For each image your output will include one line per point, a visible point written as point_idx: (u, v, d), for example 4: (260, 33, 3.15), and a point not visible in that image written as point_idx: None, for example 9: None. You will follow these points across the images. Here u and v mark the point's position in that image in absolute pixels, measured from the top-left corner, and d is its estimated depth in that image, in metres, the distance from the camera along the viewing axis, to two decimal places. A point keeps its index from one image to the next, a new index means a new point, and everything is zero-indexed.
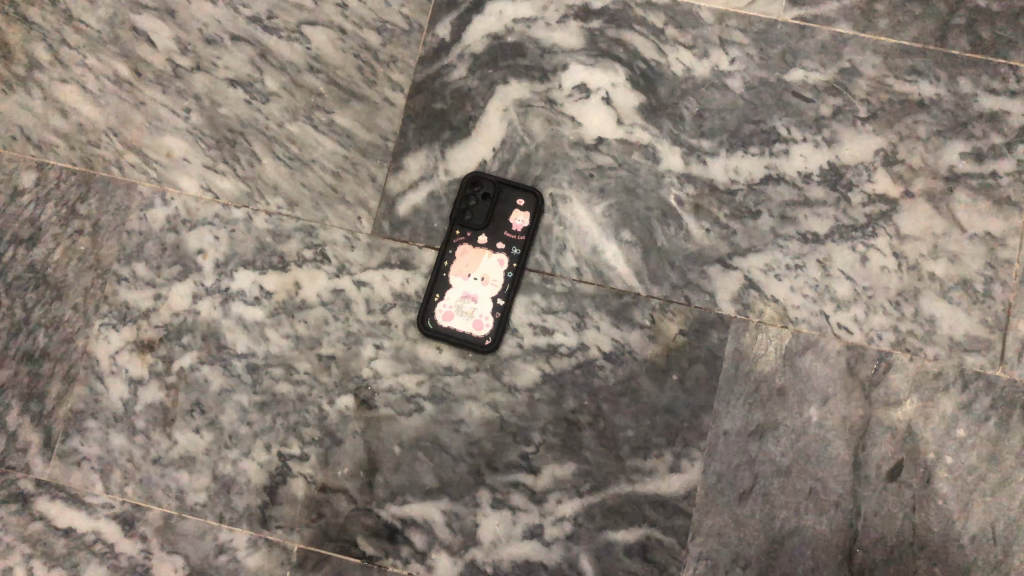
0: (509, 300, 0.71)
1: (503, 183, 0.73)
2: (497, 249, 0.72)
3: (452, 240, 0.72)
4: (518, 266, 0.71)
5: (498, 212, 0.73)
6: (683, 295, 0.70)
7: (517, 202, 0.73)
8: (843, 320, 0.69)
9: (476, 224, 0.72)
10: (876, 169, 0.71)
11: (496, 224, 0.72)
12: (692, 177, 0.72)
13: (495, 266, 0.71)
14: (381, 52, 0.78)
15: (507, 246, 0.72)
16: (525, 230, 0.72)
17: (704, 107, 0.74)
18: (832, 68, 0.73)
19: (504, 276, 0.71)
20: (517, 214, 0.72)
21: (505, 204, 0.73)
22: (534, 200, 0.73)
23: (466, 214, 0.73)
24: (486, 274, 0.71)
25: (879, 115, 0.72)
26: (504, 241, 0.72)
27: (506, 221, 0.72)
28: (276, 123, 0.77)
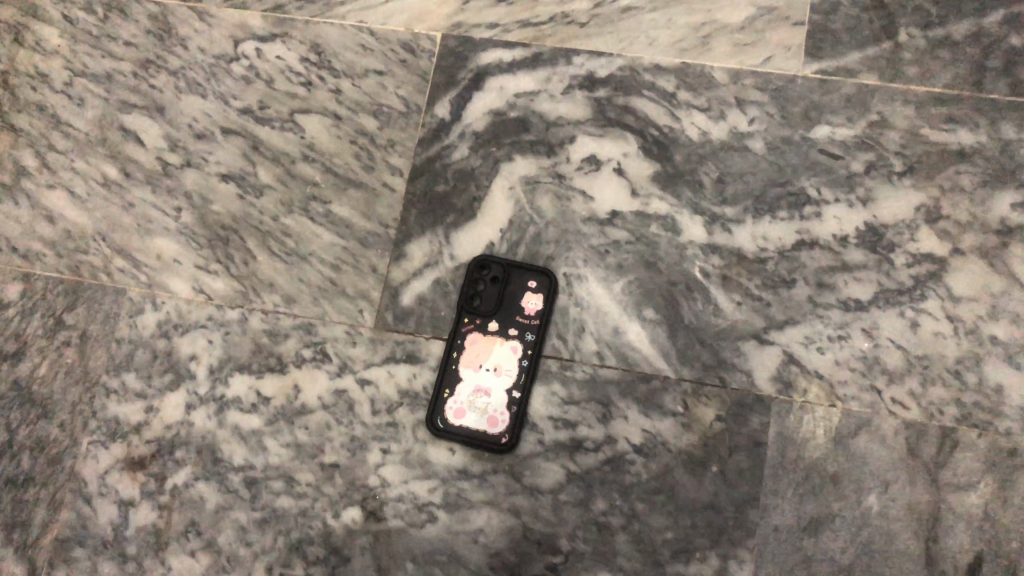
0: (526, 391, 0.64)
1: (512, 264, 0.68)
2: (510, 335, 0.66)
3: (461, 329, 0.67)
4: (534, 353, 0.65)
5: (509, 295, 0.67)
6: (716, 376, 0.63)
7: (528, 284, 0.67)
8: (897, 395, 0.61)
9: (485, 310, 0.67)
10: (918, 226, 0.65)
11: (508, 309, 0.67)
12: (717, 247, 0.67)
13: (509, 355, 0.66)
14: (378, 136, 0.74)
15: (520, 332, 0.66)
16: (539, 313, 0.66)
17: (724, 172, 0.69)
18: (861, 123, 0.69)
19: (518, 365, 0.65)
20: (529, 296, 0.67)
21: (515, 286, 0.67)
22: (547, 280, 0.67)
23: (474, 300, 0.67)
24: (498, 364, 0.65)
25: (917, 169, 0.67)
26: (517, 327, 0.66)
27: (518, 304, 0.67)
28: (270, 217, 0.73)
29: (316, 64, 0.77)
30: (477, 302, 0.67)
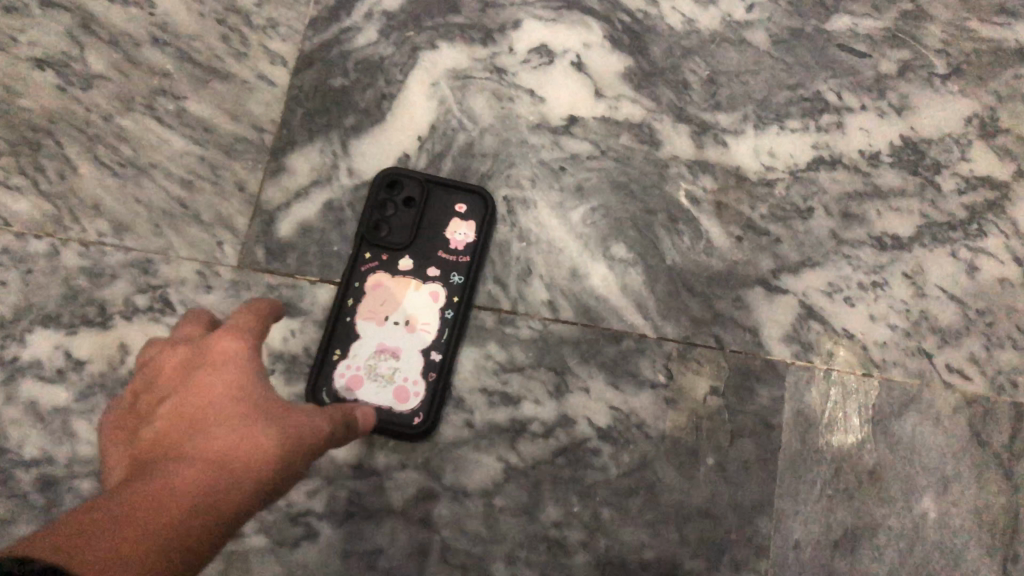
0: (451, 354, 0.46)
1: (433, 180, 0.48)
2: (429, 277, 0.47)
3: (359, 268, 0.47)
4: (463, 301, 0.46)
5: (427, 223, 0.48)
6: (712, 335, 0.46)
7: (456, 208, 0.48)
8: (954, 361, 0.46)
9: (395, 242, 0.47)
10: (971, 142, 0.50)
11: (426, 242, 0.48)
12: (708, 165, 0.50)
13: (426, 305, 0.47)
14: (255, 15, 0.54)
15: (444, 273, 0.47)
16: (469, 248, 0.47)
17: (716, 71, 0.52)
18: (892, 13, 0.52)
19: (440, 318, 0.46)
20: (456, 225, 0.48)
21: (437, 210, 0.48)
22: (481, 204, 0.48)
23: (380, 228, 0.47)
24: (412, 316, 0.46)
25: (965, 71, 0.51)
26: (439, 266, 0.47)
27: (441, 235, 0.48)
28: (100, 116, 0.52)
29: None
30: (382, 231, 0.48)
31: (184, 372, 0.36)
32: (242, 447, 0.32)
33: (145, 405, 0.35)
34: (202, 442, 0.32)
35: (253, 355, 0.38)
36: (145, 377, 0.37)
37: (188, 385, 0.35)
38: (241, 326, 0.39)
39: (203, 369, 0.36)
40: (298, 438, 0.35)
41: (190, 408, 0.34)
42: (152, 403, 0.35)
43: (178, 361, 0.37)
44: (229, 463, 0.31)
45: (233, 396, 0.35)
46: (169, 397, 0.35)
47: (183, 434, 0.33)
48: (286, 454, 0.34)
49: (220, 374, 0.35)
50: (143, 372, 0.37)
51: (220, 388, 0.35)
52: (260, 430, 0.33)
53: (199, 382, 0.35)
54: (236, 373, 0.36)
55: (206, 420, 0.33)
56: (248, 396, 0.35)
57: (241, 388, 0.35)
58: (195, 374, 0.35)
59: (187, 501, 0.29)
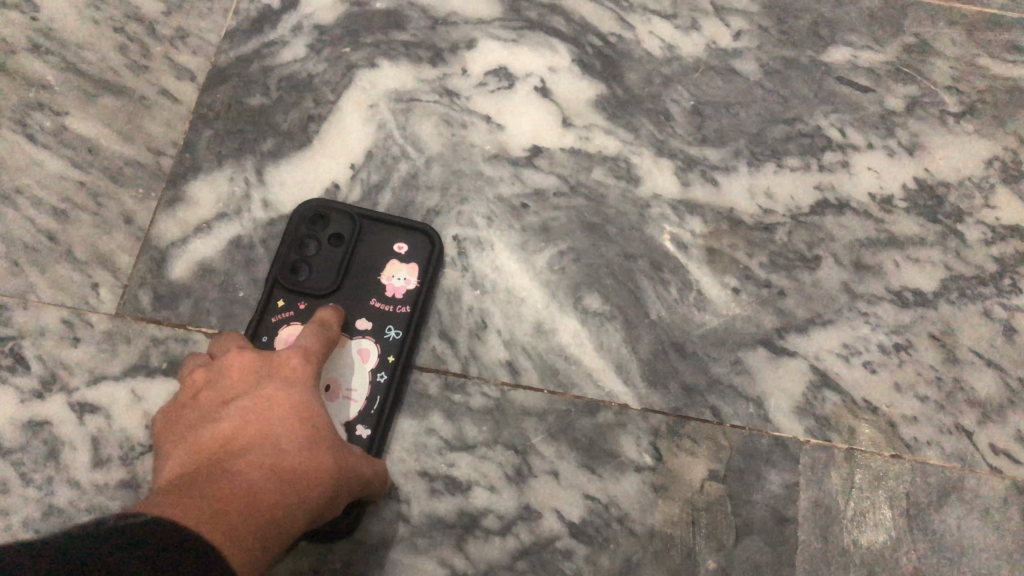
0: (383, 429, 0.36)
1: (368, 214, 0.40)
2: (358, 330, 0.37)
3: (269, 318, 0.38)
4: (401, 362, 0.37)
5: (359, 264, 0.39)
6: (708, 407, 0.38)
7: (396, 249, 0.39)
8: (997, 440, 0.38)
9: (316, 287, 0.38)
10: (993, 188, 0.43)
11: (356, 287, 0.38)
12: (696, 206, 0.42)
13: (353, 366, 0.37)
14: (160, 23, 0.46)
15: (376, 326, 0.38)
16: (410, 296, 0.38)
17: (702, 102, 0.45)
18: (894, 47, 0.46)
19: (372, 380, 0.37)
20: (395, 268, 0.39)
21: (373, 250, 0.39)
22: (427, 243, 0.39)
23: (300, 269, 0.38)
24: (339, 381, 0.36)
25: (979, 110, 0.45)
26: (371, 317, 0.38)
27: (377, 279, 0.38)
28: None
29: None
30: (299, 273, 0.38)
31: (255, 376, 0.33)
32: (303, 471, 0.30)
33: (209, 405, 0.32)
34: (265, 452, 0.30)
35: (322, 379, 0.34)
36: (208, 373, 0.34)
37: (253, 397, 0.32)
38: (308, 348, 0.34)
39: (277, 381, 0.33)
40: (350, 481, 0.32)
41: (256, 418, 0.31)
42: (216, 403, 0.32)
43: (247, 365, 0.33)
44: (287, 490, 0.29)
45: (303, 419, 0.32)
46: (235, 403, 0.32)
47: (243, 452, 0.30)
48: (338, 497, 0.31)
49: (293, 385, 0.33)
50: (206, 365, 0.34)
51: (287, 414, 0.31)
52: (320, 457, 0.31)
53: (269, 389, 0.32)
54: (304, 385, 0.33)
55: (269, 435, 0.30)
56: (314, 420, 0.32)
57: (309, 411, 0.32)
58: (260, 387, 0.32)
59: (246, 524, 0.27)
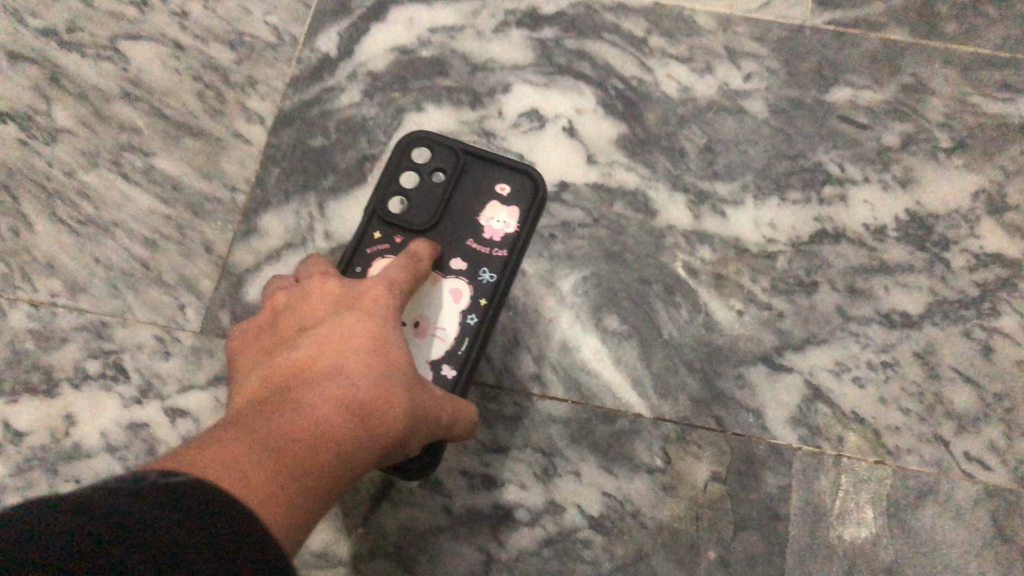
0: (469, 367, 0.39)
1: (473, 151, 0.42)
2: (453, 270, 0.40)
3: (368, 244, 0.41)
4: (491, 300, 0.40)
5: (460, 203, 0.42)
6: (712, 416, 0.43)
7: (496, 190, 0.42)
8: (971, 448, 0.43)
9: (416, 222, 0.41)
10: (979, 218, 0.47)
11: (454, 224, 0.41)
12: (706, 236, 0.47)
13: (445, 303, 0.40)
14: (232, 72, 0.52)
15: (469, 266, 0.40)
16: (506, 238, 0.41)
17: (713, 140, 0.50)
18: (892, 86, 0.51)
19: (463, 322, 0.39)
20: (496, 210, 0.42)
21: (474, 188, 0.42)
22: (527, 186, 0.42)
23: (403, 202, 0.41)
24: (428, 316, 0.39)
25: (970, 146, 0.49)
26: (465, 257, 0.41)
27: (475, 217, 0.41)
28: (63, 173, 0.50)
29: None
30: (402, 206, 0.41)
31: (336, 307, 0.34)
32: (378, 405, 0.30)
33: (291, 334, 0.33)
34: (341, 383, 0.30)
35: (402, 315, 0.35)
36: (294, 303, 0.35)
37: (331, 323, 0.33)
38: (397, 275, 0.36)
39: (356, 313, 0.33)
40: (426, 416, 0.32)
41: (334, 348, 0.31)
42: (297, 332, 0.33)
43: (329, 297, 0.35)
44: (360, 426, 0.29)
45: (381, 354, 0.32)
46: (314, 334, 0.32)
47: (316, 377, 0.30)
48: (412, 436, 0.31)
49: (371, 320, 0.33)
50: (288, 294, 0.36)
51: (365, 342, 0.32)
52: (393, 392, 0.31)
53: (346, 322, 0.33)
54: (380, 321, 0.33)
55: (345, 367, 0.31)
56: (390, 354, 0.32)
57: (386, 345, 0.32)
58: (339, 315, 0.33)
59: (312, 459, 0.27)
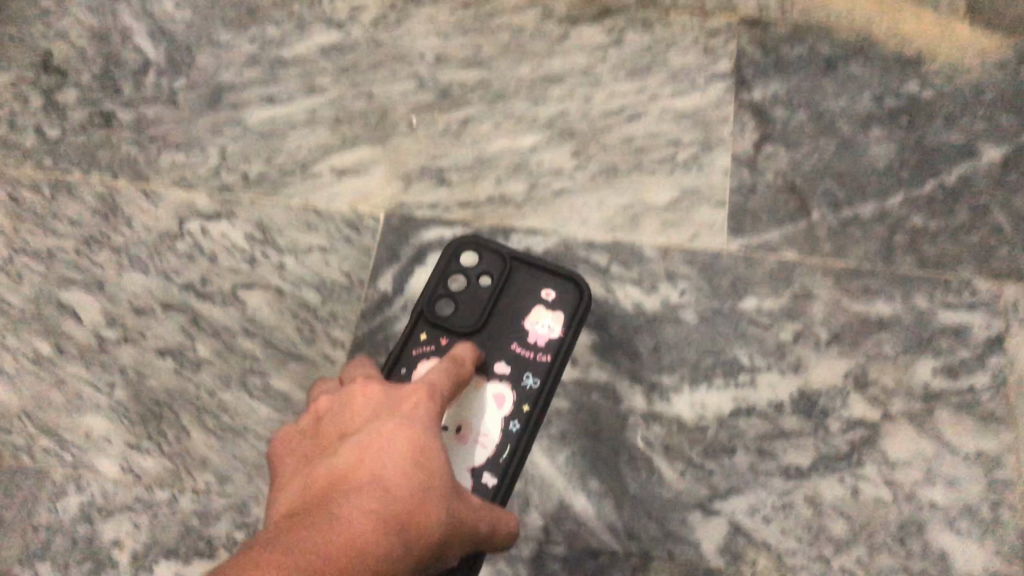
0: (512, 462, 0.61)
1: (523, 271, 0.69)
2: (507, 350, 0.66)
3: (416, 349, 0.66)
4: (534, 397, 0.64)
5: (516, 307, 0.67)
6: (666, 549, 0.64)
7: (542, 295, 0.68)
8: (847, 563, 0.63)
9: (485, 316, 0.67)
10: (850, 393, 0.68)
11: (512, 321, 0.67)
12: (657, 416, 0.68)
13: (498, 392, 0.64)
14: (319, 310, 0.76)
15: (521, 348, 0.66)
16: (545, 329, 0.66)
17: (660, 342, 0.70)
18: (786, 294, 0.71)
19: (506, 421, 0.63)
20: (540, 313, 0.67)
21: (511, 296, 0.68)
22: (563, 294, 0.68)
23: (477, 305, 0.67)
24: (467, 419, 0.62)
25: (842, 337, 0.69)
26: (517, 344, 0.66)
27: (515, 321, 0.67)
28: (208, 394, 0.73)
29: (259, 239, 0.79)
30: (473, 307, 0.67)
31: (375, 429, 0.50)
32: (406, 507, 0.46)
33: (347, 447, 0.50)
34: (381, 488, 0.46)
35: (425, 422, 0.52)
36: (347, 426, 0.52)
37: (368, 432, 0.50)
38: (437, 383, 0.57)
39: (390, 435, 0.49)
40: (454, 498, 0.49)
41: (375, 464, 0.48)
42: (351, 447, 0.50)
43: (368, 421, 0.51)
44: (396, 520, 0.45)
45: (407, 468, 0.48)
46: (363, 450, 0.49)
47: (363, 469, 0.47)
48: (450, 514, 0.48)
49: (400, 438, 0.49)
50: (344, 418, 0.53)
51: (399, 445, 0.49)
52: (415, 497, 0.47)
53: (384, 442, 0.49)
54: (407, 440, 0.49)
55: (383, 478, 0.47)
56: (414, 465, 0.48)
57: (410, 460, 0.48)
58: (382, 433, 0.50)
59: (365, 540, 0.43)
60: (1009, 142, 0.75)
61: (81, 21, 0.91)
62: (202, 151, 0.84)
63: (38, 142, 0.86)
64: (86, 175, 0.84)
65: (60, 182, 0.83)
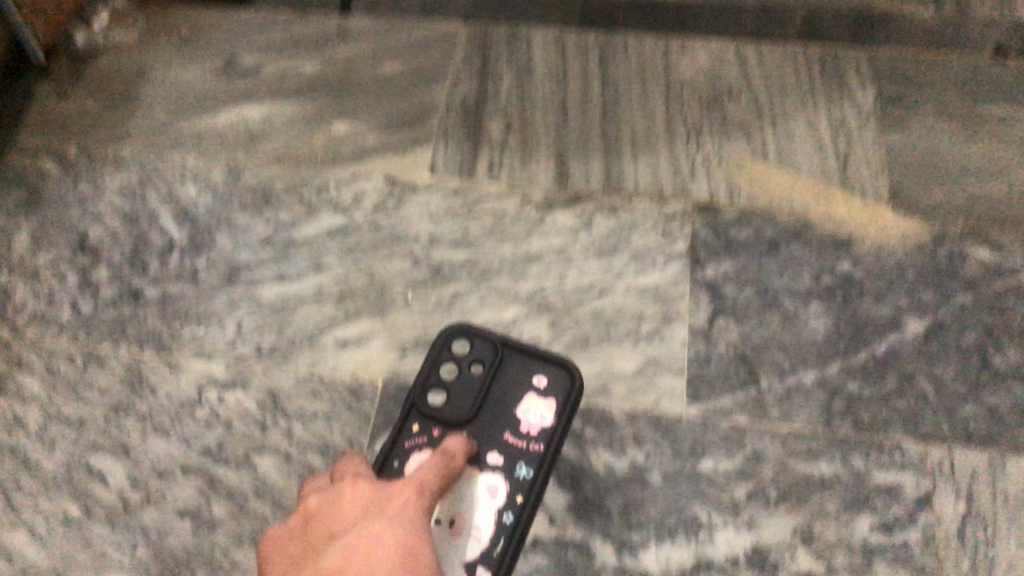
0: (507, 552, 0.68)
1: (513, 361, 0.77)
2: (501, 441, 0.73)
3: (410, 442, 0.73)
4: (528, 487, 0.71)
5: (508, 398, 0.76)
6: None
7: (533, 384, 0.76)
8: None
9: (477, 408, 0.75)
10: (796, 548, 0.77)
11: (503, 411, 0.75)
12: (626, 571, 0.77)
13: (494, 485, 0.71)
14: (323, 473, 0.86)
15: (518, 439, 0.73)
16: (538, 419, 0.74)
17: (629, 501, 0.79)
18: (740, 455, 0.81)
19: (499, 513, 0.70)
20: (532, 402, 0.75)
21: (504, 387, 0.76)
22: (553, 383, 0.76)
23: (469, 397, 0.76)
24: (460, 512, 0.69)
25: (789, 496, 0.79)
26: (511, 435, 0.74)
27: (507, 412, 0.75)
28: (223, 551, 0.83)
29: (273, 407, 0.89)
30: (464, 400, 0.75)
31: (360, 524, 0.55)
32: None
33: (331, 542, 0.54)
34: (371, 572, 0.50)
35: (413, 522, 0.56)
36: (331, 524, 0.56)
37: (356, 533, 0.53)
38: (431, 479, 0.63)
39: (375, 529, 0.54)
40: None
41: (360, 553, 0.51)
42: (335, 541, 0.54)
43: (354, 517, 0.56)
44: None
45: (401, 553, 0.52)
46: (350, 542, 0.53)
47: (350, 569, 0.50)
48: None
49: (386, 531, 0.54)
50: (324, 516, 0.57)
51: (386, 545, 0.52)
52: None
53: (369, 534, 0.53)
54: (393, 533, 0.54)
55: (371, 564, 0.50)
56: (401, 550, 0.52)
57: (395, 548, 0.52)
58: (369, 528, 0.54)
59: None
60: (929, 315, 0.86)
61: (114, 205, 1.03)
62: (220, 324, 0.94)
63: (73, 316, 0.96)
64: (115, 346, 0.93)
65: (92, 352, 0.93)
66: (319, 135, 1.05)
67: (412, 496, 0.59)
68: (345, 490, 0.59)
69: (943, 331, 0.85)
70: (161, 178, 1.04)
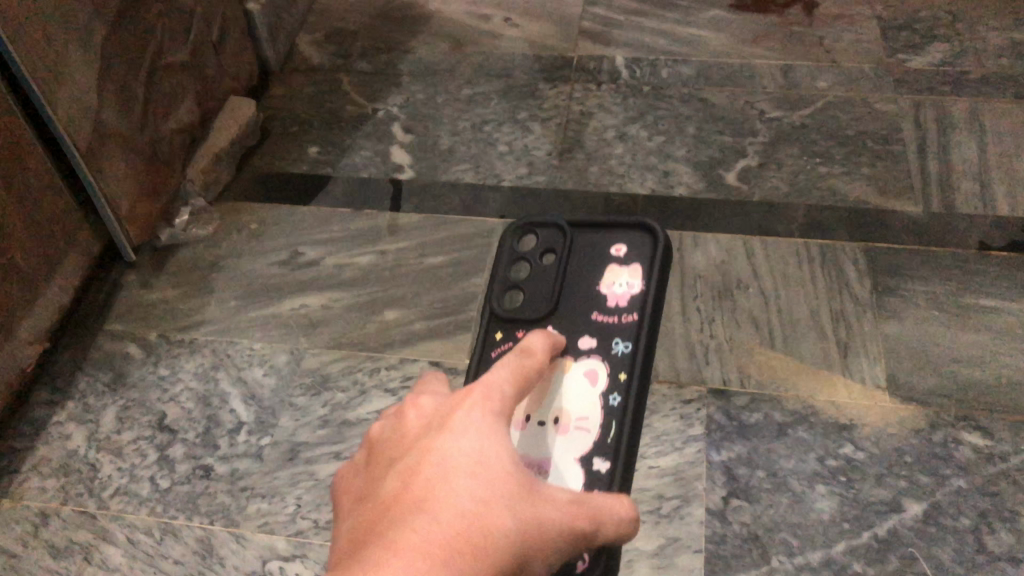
0: (616, 434, 0.74)
1: (583, 234, 0.86)
2: (594, 329, 0.80)
3: (499, 349, 0.82)
4: (628, 362, 0.78)
5: (585, 257, 0.85)
6: None
7: (613, 239, 0.85)
8: None
9: (562, 305, 0.83)
10: None
11: (584, 278, 0.84)
12: None
13: (596, 372, 0.78)
14: None
15: (612, 327, 0.80)
16: (624, 281, 0.82)
17: None
18: None
19: (603, 396, 0.76)
20: (614, 264, 0.84)
21: (578, 259, 0.85)
22: (633, 235, 0.85)
23: (554, 297, 0.83)
24: (561, 410, 0.76)
25: None
26: (603, 322, 0.80)
27: (592, 298, 0.82)
28: None
29: None
30: (535, 263, 0.86)
31: (422, 440, 0.58)
32: (470, 499, 0.52)
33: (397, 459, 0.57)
34: (437, 487, 0.53)
35: (489, 422, 0.58)
36: (395, 445, 0.59)
37: (419, 448, 0.57)
38: (503, 377, 0.63)
39: (439, 440, 0.57)
40: (533, 497, 0.55)
41: (421, 471, 0.55)
42: (397, 459, 0.57)
43: (418, 434, 0.59)
44: (462, 509, 0.52)
45: (474, 465, 0.55)
46: (413, 459, 0.56)
47: (412, 484, 0.54)
48: (529, 508, 0.54)
49: (448, 444, 0.56)
50: (390, 443, 0.60)
51: (454, 456, 0.55)
52: (475, 485, 0.53)
53: (432, 451, 0.56)
54: (459, 445, 0.56)
55: (438, 478, 0.54)
56: (475, 462, 0.55)
57: (464, 460, 0.55)
58: (431, 442, 0.57)
59: (433, 531, 0.50)
60: (928, 498, 0.94)
61: (191, 387, 1.15)
62: (282, 499, 1.04)
63: (152, 491, 1.07)
64: (189, 520, 1.04)
65: (167, 525, 1.04)
66: (371, 321, 1.18)
67: (480, 395, 0.60)
68: (412, 409, 0.62)
69: (941, 514, 0.93)
70: (232, 362, 1.17)
